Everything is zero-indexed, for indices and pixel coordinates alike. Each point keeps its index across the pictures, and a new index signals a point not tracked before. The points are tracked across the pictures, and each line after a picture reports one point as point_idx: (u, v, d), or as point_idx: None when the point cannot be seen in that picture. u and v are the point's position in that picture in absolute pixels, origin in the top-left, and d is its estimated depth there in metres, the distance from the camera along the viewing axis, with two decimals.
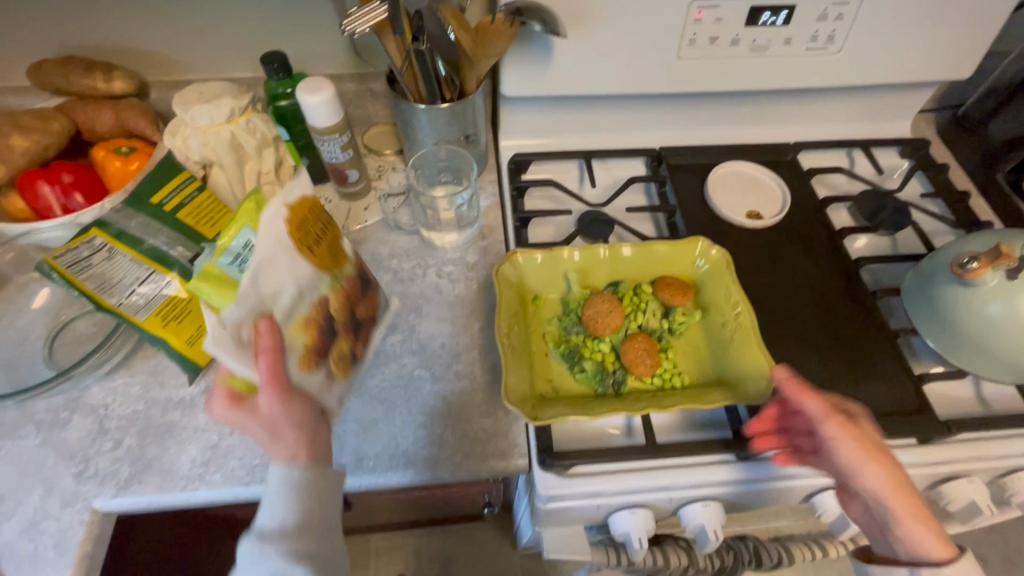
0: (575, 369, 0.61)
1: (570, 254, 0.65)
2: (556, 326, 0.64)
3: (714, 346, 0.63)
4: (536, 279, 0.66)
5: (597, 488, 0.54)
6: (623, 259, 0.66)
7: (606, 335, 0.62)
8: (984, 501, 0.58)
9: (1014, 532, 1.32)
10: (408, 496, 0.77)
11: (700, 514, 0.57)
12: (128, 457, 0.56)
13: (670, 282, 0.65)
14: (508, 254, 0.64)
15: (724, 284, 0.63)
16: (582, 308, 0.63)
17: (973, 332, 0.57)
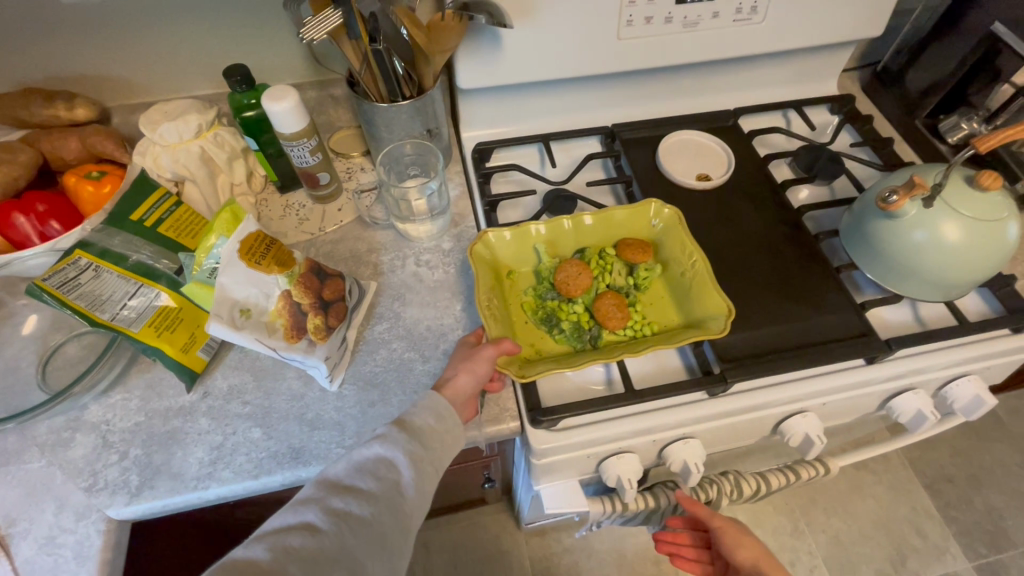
0: (555, 330, 0.66)
1: (537, 228, 0.69)
2: (532, 294, 0.69)
3: (677, 295, 0.68)
4: (507, 254, 0.70)
5: (584, 438, 0.59)
6: (586, 228, 0.71)
7: (578, 296, 0.67)
8: (928, 408, 0.65)
9: (975, 452, 1.44)
10: None
11: (680, 452, 0.62)
12: (135, 465, 0.57)
13: (631, 243, 0.70)
14: (480, 235, 0.69)
15: (677, 238, 0.69)
16: (553, 275, 0.68)
17: (904, 259, 0.64)
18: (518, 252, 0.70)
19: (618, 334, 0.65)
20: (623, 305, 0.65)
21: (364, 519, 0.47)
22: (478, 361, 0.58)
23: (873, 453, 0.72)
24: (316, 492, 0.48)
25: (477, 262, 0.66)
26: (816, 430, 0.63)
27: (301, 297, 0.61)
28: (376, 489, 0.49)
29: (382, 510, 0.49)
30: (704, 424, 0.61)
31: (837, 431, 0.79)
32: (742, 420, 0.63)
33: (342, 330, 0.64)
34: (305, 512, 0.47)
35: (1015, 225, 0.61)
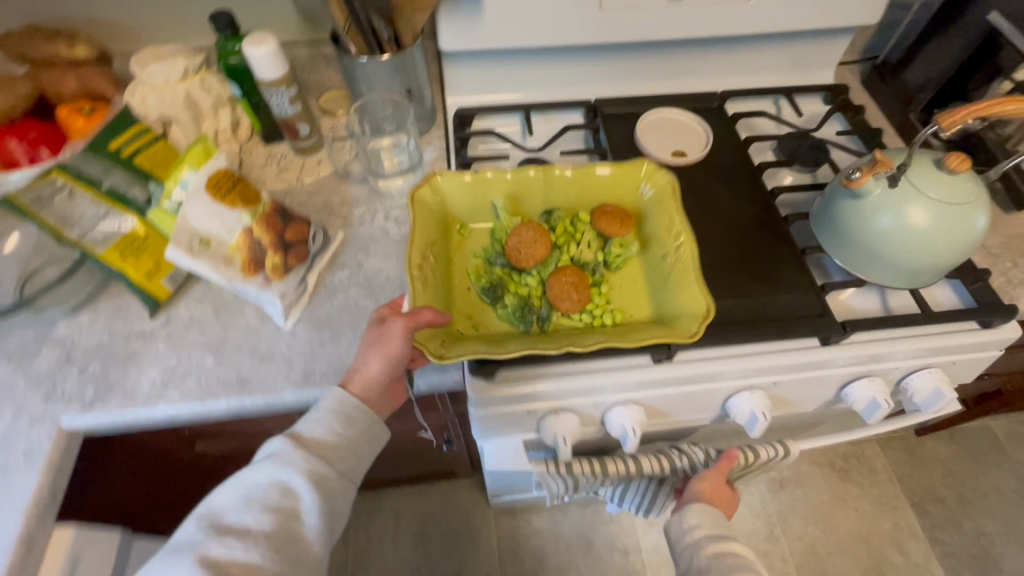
0: (496, 301, 0.67)
1: (495, 189, 0.70)
2: (481, 258, 0.70)
3: (655, 273, 0.68)
4: (460, 207, 0.72)
5: (521, 392, 0.59)
6: (565, 182, 0.71)
7: (528, 267, 0.67)
8: (884, 396, 0.64)
9: (968, 474, 1.39)
10: None
11: (621, 417, 0.62)
12: (92, 380, 0.61)
13: (612, 211, 0.70)
14: (429, 180, 0.69)
15: (665, 215, 0.67)
16: (506, 238, 0.68)
17: (869, 243, 0.62)
18: (473, 208, 0.72)
19: (569, 316, 0.65)
20: (581, 287, 0.65)
21: (252, 561, 0.49)
22: (389, 341, 0.57)
23: (834, 440, 0.71)
24: (198, 534, 0.50)
25: (426, 211, 0.68)
26: (763, 407, 0.62)
27: (261, 234, 0.63)
28: (267, 524, 0.51)
29: (274, 548, 0.51)
30: (647, 391, 0.61)
31: (799, 420, 0.77)
32: (687, 391, 0.62)
33: (302, 272, 0.66)
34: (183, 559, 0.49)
35: (983, 214, 0.59)
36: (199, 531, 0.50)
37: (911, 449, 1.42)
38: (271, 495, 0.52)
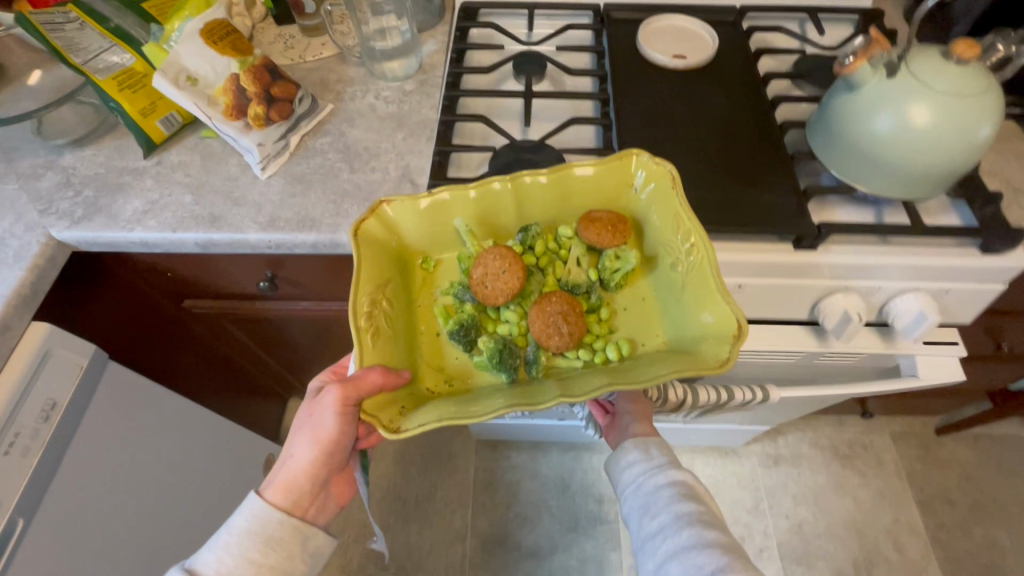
0: (470, 344, 0.58)
1: (457, 217, 0.60)
2: (451, 296, 0.61)
3: (668, 288, 0.58)
4: (419, 241, 0.62)
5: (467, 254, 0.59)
6: (543, 188, 0.60)
7: (503, 302, 0.58)
8: (859, 311, 0.59)
9: (989, 481, 1.26)
10: (341, 312, 0.85)
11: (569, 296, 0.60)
12: (83, 202, 0.65)
13: (602, 218, 0.60)
14: (375, 208, 0.58)
15: (672, 224, 0.56)
16: (470, 268, 0.59)
17: (866, 150, 0.57)
18: (434, 239, 0.62)
19: (561, 354, 0.56)
20: (570, 318, 0.56)
21: None
22: (320, 410, 0.57)
23: (827, 395, 0.66)
24: None
25: (376, 249, 0.58)
26: None
27: (247, 83, 0.65)
28: None
29: None
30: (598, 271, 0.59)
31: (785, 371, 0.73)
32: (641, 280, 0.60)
33: (285, 129, 0.68)
34: None
35: (990, 125, 0.54)
36: None
37: (927, 447, 1.30)
38: None
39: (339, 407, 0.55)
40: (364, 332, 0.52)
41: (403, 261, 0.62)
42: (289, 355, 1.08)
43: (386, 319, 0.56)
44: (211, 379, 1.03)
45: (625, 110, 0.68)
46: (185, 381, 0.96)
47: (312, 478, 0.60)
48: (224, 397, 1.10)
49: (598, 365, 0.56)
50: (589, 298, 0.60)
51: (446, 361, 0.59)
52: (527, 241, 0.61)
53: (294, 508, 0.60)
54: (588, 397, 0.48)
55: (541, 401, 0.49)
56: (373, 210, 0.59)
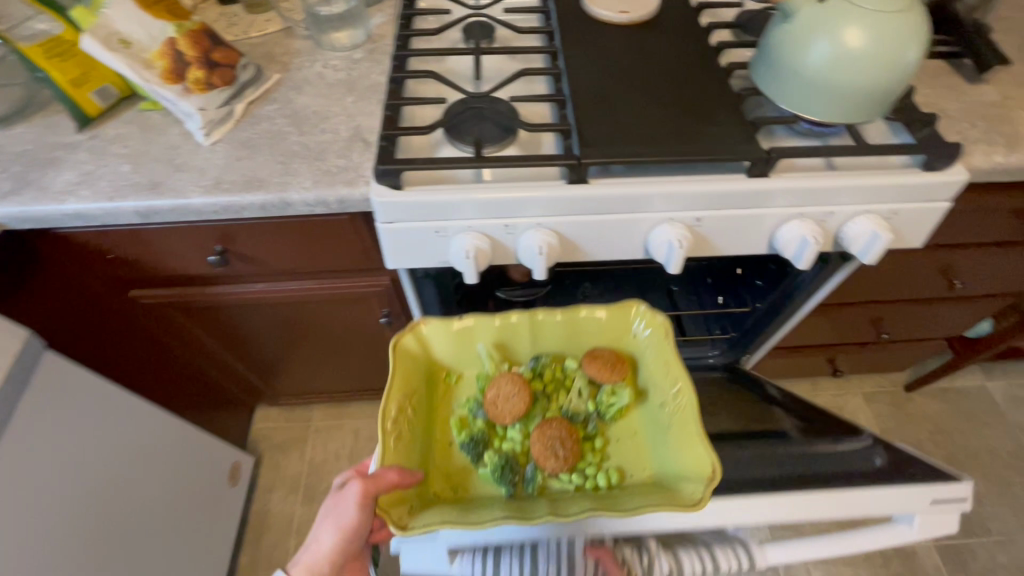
0: (476, 458, 0.61)
1: (480, 341, 0.65)
2: (464, 411, 0.65)
3: (656, 429, 0.62)
4: (446, 356, 0.66)
5: (423, 200, 0.57)
6: (557, 326, 0.66)
7: (511, 423, 0.62)
8: (816, 235, 0.60)
9: (959, 431, 1.29)
10: (300, 292, 0.82)
11: (531, 239, 0.59)
12: (11, 177, 0.61)
13: (604, 356, 0.65)
14: (414, 324, 0.64)
15: (665, 370, 0.61)
16: (487, 387, 0.64)
17: (807, 78, 0.58)
18: (459, 357, 0.67)
19: (556, 478, 0.58)
20: (570, 441, 0.60)
21: None
22: (344, 502, 0.52)
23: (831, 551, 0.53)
24: None
25: (408, 359, 0.62)
26: (681, 237, 0.60)
27: (185, 47, 0.64)
28: None
29: None
30: (556, 211, 0.59)
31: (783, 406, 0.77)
32: (602, 218, 0.59)
33: (228, 95, 0.66)
34: None
35: (918, 45, 0.56)
36: None
37: (899, 405, 1.33)
38: None
39: (360, 503, 0.51)
40: (388, 435, 0.55)
41: (428, 376, 0.66)
42: (250, 351, 1.04)
43: (408, 425, 0.58)
44: (163, 379, 0.97)
45: (574, 61, 0.68)
46: (134, 379, 0.91)
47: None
48: (182, 402, 1.05)
49: (590, 490, 0.58)
50: (587, 426, 0.65)
51: (453, 465, 0.63)
52: (539, 369, 0.66)
53: None
54: (575, 519, 0.50)
55: (532, 516, 0.50)
56: (412, 327, 0.64)
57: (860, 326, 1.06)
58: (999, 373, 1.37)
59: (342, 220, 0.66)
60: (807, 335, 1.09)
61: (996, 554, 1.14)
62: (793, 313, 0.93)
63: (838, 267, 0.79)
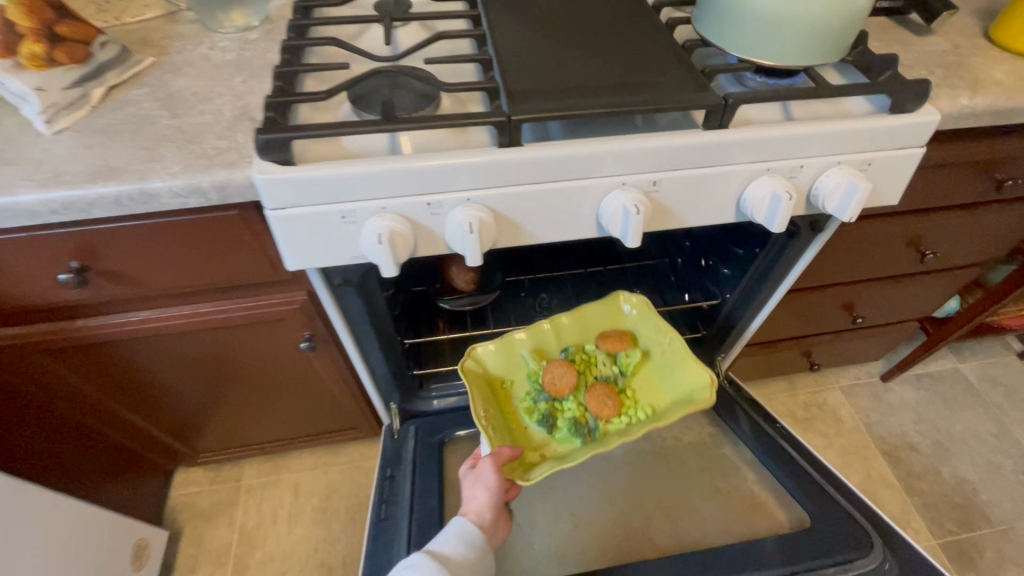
0: (550, 429, 0.73)
1: (522, 346, 0.75)
2: (526, 401, 0.75)
3: (667, 370, 0.75)
4: (497, 367, 0.76)
5: (321, 175, 0.46)
6: (567, 324, 0.77)
7: (567, 395, 0.73)
8: (786, 189, 0.52)
9: (943, 419, 1.24)
10: (199, 318, 0.68)
11: (459, 217, 0.49)
12: None
13: (613, 333, 0.76)
14: (467, 352, 0.75)
15: (649, 316, 0.76)
16: (540, 379, 0.74)
17: (758, 20, 0.52)
18: (508, 365, 0.76)
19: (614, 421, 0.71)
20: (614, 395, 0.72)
21: None
22: (481, 476, 0.66)
23: None
24: None
25: (472, 377, 0.73)
26: (638, 202, 0.50)
27: (16, 15, 0.51)
28: None
29: None
30: (487, 180, 0.48)
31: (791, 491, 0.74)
32: (543, 187, 0.49)
33: (84, 78, 0.55)
34: None
35: None
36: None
37: (878, 396, 1.27)
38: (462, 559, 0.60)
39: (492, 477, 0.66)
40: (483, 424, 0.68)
41: (488, 389, 0.75)
42: (153, 401, 0.87)
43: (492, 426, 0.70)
44: (36, 446, 0.79)
45: (499, 21, 0.60)
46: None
47: (470, 547, 0.61)
48: (69, 472, 0.86)
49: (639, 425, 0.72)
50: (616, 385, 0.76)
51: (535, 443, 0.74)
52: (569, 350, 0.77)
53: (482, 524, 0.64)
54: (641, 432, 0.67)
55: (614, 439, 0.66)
56: (466, 355, 0.75)
57: (832, 312, 1.00)
58: (968, 354, 1.34)
59: (229, 215, 0.53)
60: (780, 328, 1.02)
61: (1001, 545, 1.07)
62: (766, 302, 0.84)
63: (811, 239, 0.72)
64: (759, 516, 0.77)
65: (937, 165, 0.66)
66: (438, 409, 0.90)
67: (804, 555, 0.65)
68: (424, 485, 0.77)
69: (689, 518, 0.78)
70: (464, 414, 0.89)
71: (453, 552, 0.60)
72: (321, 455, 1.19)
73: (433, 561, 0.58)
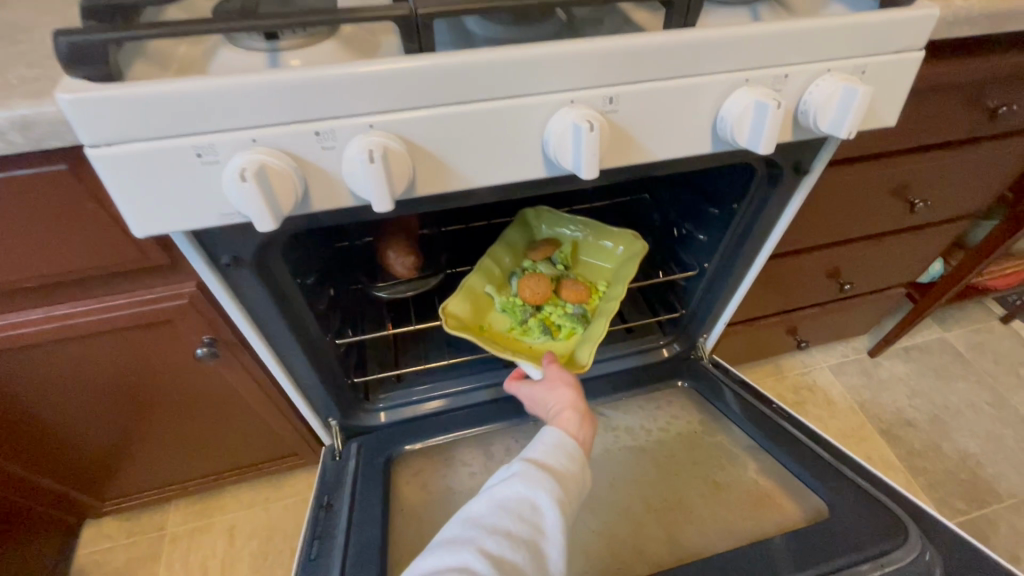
0: (556, 334, 0.72)
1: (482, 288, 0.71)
2: (517, 326, 0.71)
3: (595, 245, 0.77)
4: (472, 314, 0.70)
5: (152, 91, 0.33)
6: (496, 252, 0.75)
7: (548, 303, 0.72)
8: (773, 99, 0.42)
9: (937, 391, 1.17)
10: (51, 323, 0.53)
11: (356, 149, 0.37)
12: None
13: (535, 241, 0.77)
14: (442, 314, 0.68)
15: (554, 219, 0.78)
16: (518, 304, 0.71)
17: None
18: (479, 307, 0.71)
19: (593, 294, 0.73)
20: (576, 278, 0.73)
21: (522, 545, 0.46)
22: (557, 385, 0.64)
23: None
24: (461, 534, 0.47)
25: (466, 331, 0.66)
26: (591, 118, 0.39)
27: None
28: (518, 532, 0.47)
29: (523, 547, 0.46)
30: (392, 99, 0.36)
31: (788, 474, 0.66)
32: (468, 107, 0.38)
33: None
34: (460, 553, 0.45)
35: None
36: (513, 493, 0.49)
37: (867, 372, 1.19)
38: (560, 468, 0.53)
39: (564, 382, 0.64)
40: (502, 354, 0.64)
41: (483, 337, 0.70)
42: (26, 441, 0.71)
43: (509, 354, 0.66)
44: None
45: None
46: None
47: (572, 458, 0.55)
48: None
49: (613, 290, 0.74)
50: None
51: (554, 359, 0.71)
52: (514, 271, 0.75)
53: (581, 421, 0.60)
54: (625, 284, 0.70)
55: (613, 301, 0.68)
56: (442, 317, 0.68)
57: (817, 281, 0.92)
58: (952, 322, 1.29)
59: (55, 171, 0.41)
60: (763, 302, 0.93)
61: (1014, 522, 0.99)
62: (749, 270, 0.74)
63: (797, 184, 0.62)
64: (764, 512, 0.66)
65: (926, 88, 0.58)
66: (385, 422, 0.76)
67: (821, 557, 0.54)
68: (364, 514, 0.63)
69: (683, 520, 0.67)
70: (418, 425, 0.76)
71: (556, 462, 0.54)
72: (261, 491, 1.03)
73: (542, 472, 0.52)
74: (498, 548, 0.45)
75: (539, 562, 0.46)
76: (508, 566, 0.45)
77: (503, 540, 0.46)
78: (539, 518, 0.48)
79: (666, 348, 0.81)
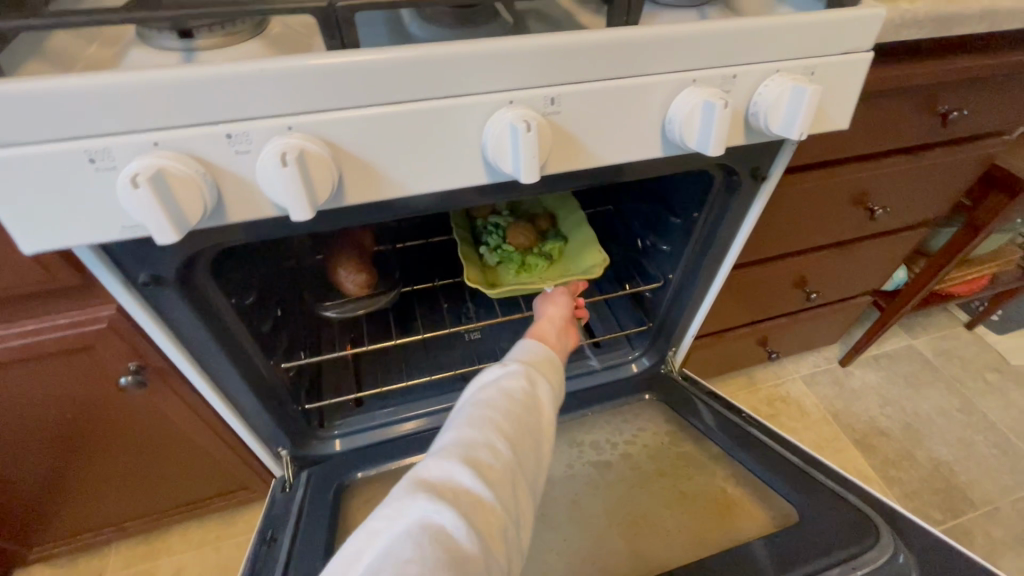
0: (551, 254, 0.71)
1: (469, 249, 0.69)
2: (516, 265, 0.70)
3: None
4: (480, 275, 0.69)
5: (29, 89, 0.29)
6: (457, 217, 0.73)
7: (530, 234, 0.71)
8: (722, 99, 0.40)
9: (908, 399, 1.17)
10: None
11: (272, 154, 0.33)
12: None
13: None
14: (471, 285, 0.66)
15: None
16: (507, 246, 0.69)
17: None
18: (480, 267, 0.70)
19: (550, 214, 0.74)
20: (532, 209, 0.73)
21: (525, 431, 0.46)
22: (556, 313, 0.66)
23: None
24: (469, 416, 0.45)
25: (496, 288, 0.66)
26: (528, 117, 0.37)
27: None
28: (525, 415, 0.46)
29: (530, 433, 0.46)
30: (312, 97, 0.34)
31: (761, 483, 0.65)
32: (397, 107, 0.35)
33: None
34: (475, 432, 0.44)
35: None
36: (513, 383, 0.48)
37: (840, 382, 1.18)
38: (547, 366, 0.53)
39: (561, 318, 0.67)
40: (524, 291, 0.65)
41: (504, 289, 0.68)
42: None
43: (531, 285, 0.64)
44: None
45: None
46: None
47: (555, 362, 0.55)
48: None
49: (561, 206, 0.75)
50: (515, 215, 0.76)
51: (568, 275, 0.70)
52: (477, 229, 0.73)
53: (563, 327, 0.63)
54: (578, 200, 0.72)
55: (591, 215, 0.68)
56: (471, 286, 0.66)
57: (784, 291, 0.91)
58: (919, 330, 1.30)
59: None
60: (731, 313, 0.91)
61: (991, 529, 0.98)
62: (714, 279, 0.72)
63: (757, 191, 0.61)
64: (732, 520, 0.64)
65: (876, 93, 0.58)
66: (339, 450, 0.71)
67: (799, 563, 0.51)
68: (311, 552, 0.58)
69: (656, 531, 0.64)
70: (376, 451, 0.72)
71: (539, 360, 0.53)
72: (211, 530, 0.95)
73: (533, 367, 0.51)
74: (508, 429, 0.45)
75: (543, 445, 0.47)
76: (521, 445, 0.44)
77: (512, 425, 0.45)
78: (538, 404, 0.48)
79: (636, 363, 0.78)
